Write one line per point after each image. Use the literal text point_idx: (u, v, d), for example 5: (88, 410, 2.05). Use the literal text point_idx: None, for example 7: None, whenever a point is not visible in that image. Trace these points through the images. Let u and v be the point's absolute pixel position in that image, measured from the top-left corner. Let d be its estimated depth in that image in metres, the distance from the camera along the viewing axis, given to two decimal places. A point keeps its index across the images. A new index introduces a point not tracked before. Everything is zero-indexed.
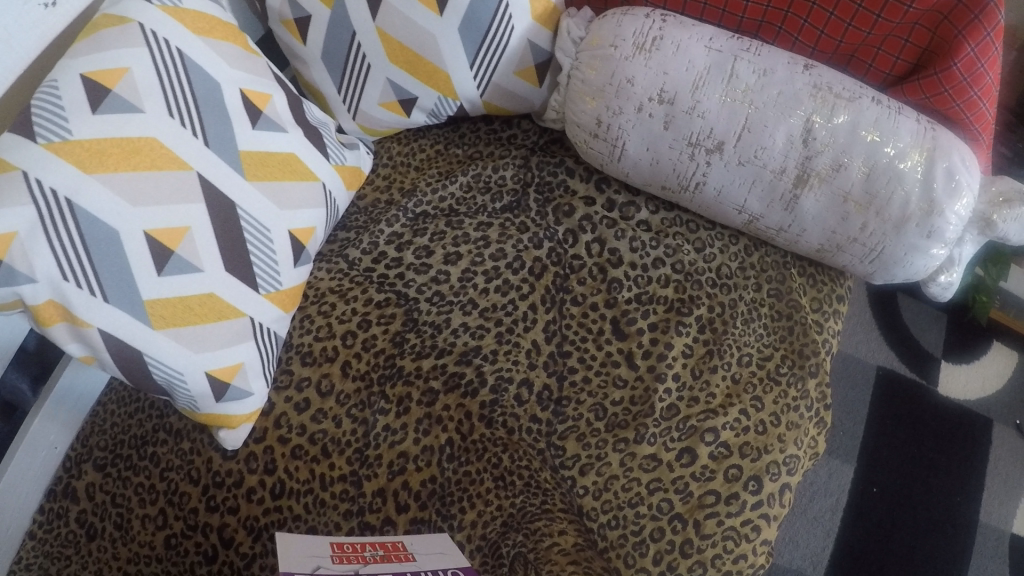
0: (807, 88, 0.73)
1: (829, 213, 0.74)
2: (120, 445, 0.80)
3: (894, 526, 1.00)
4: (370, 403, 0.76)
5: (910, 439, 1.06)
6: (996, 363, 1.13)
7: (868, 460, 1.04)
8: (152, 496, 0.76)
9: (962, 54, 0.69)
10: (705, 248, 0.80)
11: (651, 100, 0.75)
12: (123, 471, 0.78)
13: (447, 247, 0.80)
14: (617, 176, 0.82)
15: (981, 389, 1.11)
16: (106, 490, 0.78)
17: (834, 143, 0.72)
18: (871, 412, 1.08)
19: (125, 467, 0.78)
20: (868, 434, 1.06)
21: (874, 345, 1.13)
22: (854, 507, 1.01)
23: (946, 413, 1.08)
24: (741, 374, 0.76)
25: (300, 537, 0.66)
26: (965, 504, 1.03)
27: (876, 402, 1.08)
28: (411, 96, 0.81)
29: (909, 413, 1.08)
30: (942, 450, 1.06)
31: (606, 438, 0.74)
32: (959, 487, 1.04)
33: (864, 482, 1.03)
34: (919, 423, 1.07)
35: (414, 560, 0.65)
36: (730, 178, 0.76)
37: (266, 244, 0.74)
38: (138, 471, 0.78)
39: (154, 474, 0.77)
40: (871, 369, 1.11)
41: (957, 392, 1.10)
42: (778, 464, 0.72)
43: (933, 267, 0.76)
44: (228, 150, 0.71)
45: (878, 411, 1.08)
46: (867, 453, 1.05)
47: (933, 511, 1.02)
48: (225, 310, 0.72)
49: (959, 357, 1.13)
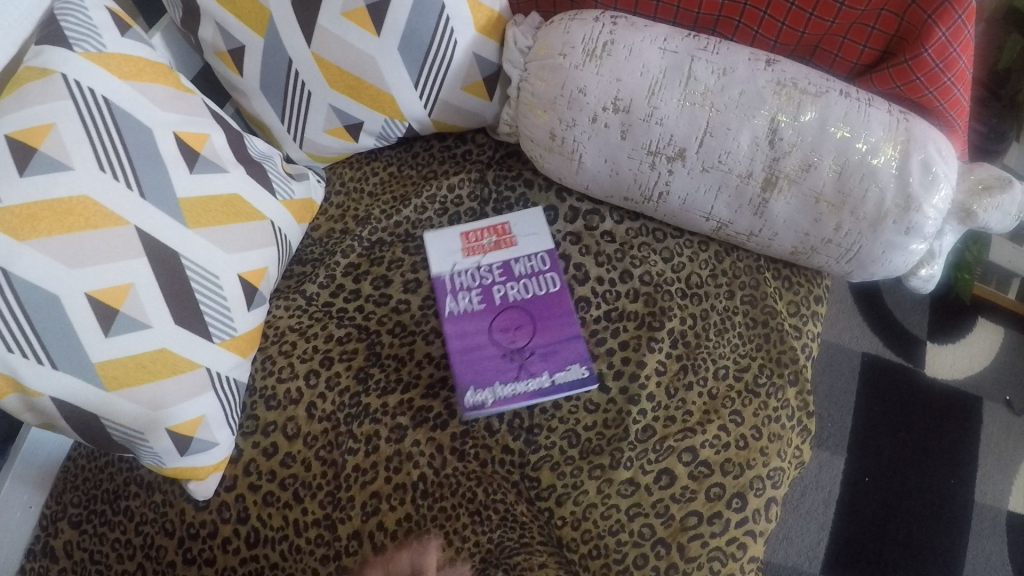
0: (771, 85, 0.69)
1: (800, 214, 0.71)
2: (94, 500, 0.79)
3: (889, 515, 1.00)
4: (339, 443, 0.74)
5: (901, 426, 1.05)
6: (982, 340, 1.12)
7: (858, 449, 1.04)
8: (129, 551, 0.75)
9: (933, 40, 0.65)
10: (673, 257, 0.79)
11: (605, 109, 0.72)
12: (99, 526, 0.77)
13: (405, 275, 0.81)
14: (576, 188, 0.81)
15: (969, 367, 1.10)
16: (84, 547, 0.77)
17: (802, 142, 0.68)
18: (859, 401, 1.07)
19: (100, 523, 0.77)
20: (857, 422, 1.06)
21: (857, 331, 1.13)
22: (846, 499, 1.01)
23: (936, 395, 1.08)
24: (718, 389, 0.74)
25: (438, 234, 0.82)
26: (960, 487, 1.02)
27: (863, 389, 1.08)
28: (356, 121, 0.80)
29: (897, 399, 1.07)
30: (933, 433, 1.05)
31: (581, 465, 0.72)
32: (953, 469, 1.03)
33: (856, 473, 1.02)
34: (908, 408, 1.07)
35: (516, 245, 0.80)
36: (693, 186, 0.73)
37: (216, 292, 0.71)
38: (113, 526, 0.77)
39: (129, 528, 0.76)
40: (856, 358, 1.10)
41: (946, 371, 1.09)
42: (762, 479, 0.70)
43: (914, 260, 0.72)
44: (166, 197, 0.68)
45: (865, 399, 1.07)
46: (857, 442, 1.04)
47: (927, 496, 1.01)
48: (180, 364, 0.69)
49: (944, 335, 1.12)
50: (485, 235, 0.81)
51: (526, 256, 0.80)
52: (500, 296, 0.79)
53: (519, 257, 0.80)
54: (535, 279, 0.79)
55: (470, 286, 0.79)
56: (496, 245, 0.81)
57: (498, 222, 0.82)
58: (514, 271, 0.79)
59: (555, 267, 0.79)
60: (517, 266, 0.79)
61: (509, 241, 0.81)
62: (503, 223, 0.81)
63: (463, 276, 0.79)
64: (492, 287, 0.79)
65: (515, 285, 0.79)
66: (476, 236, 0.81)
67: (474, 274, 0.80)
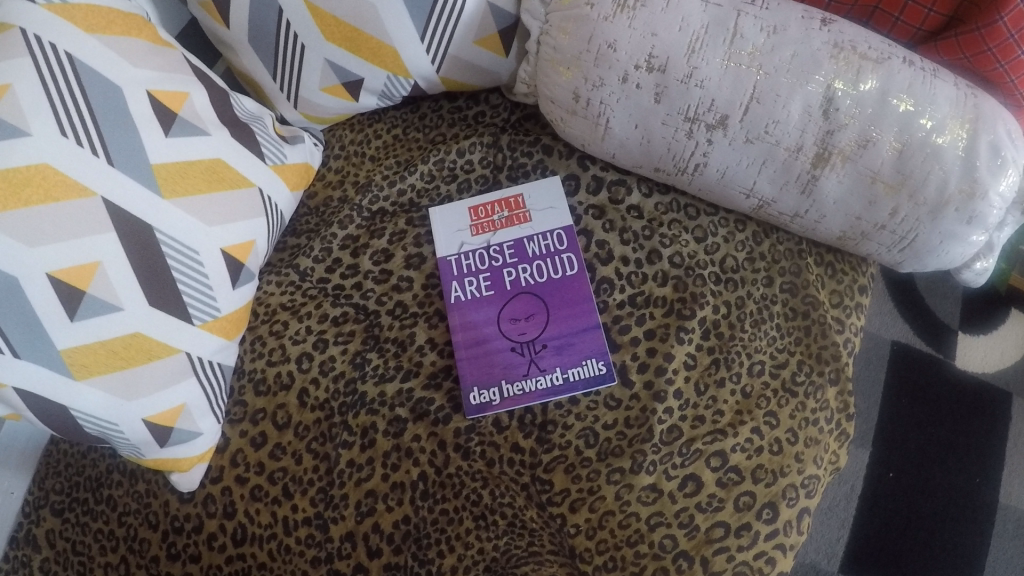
0: (827, 47, 0.60)
1: (854, 195, 0.62)
2: (76, 487, 0.74)
3: (912, 512, 0.93)
4: (332, 435, 0.68)
5: (928, 418, 0.97)
6: (1016, 333, 1.01)
7: (884, 442, 0.97)
8: (112, 543, 0.71)
9: (1011, 6, 0.56)
10: (707, 237, 0.71)
11: (638, 68, 0.63)
12: (82, 516, 0.72)
13: (408, 250, 0.74)
14: (602, 157, 0.73)
15: (1000, 360, 1.00)
16: (67, 536, 0.72)
17: (860, 114, 0.59)
18: (886, 392, 0.99)
19: (83, 512, 0.73)
20: (882, 414, 0.98)
21: (889, 317, 1.04)
22: (869, 494, 0.94)
23: (967, 388, 0.99)
24: (752, 387, 0.66)
25: (442, 208, 0.75)
26: (985, 487, 0.94)
27: (891, 379, 1.00)
28: (355, 78, 0.72)
29: (928, 392, 0.99)
30: (961, 426, 0.97)
31: (597, 468, 0.65)
32: (980, 468, 0.95)
33: (880, 467, 0.95)
34: (937, 399, 0.98)
35: (530, 221, 0.73)
36: (735, 158, 0.65)
37: (196, 269, 0.65)
38: (96, 516, 0.72)
39: (112, 519, 0.72)
40: (885, 344, 1.02)
41: (976, 364, 1.00)
42: (796, 488, 0.63)
43: (969, 254, 0.64)
44: (135, 164, 0.61)
45: (893, 390, 0.99)
46: (883, 435, 0.97)
47: (951, 494, 0.94)
48: (156, 350, 0.63)
49: (978, 326, 1.02)
50: (496, 208, 0.74)
51: (542, 232, 0.73)
52: (510, 280, 0.72)
53: (534, 234, 0.73)
54: (550, 260, 0.72)
55: (478, 269, 0.72)
56: (508, 220, 0.74)
57: (510, 195, 0.74)
58: (527, 253, 0.72)
59: (572, 246, 0.72)
60: (530, 246, 0.72)
61: (522, 216, 0.73)
62: (516, 195, 0.74)
63: (470, 259, 0.72)
64: (502, 269, 0.72)
65: (529, 268, 0.72)
66: (486, 210, 0.74)
67: (483, 255, 0.73)
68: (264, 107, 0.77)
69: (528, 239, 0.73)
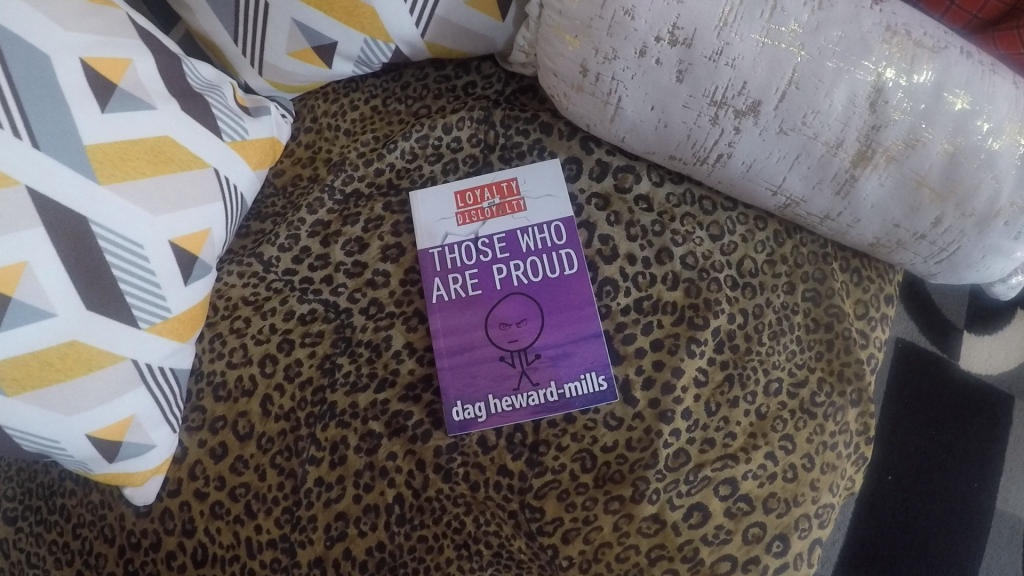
0: (878, 29, 0.53)
1: (894, 201, 0.56)
2: (28, 494, 0.67)
3: (909, 517, 0.88)
4: (298, 450, 0.61)
5: (930, 420, 0.91)
6: (1021, 334, 0.94)
7: (883, 443, 0.91)
8: (67, 557, 0.65)
9: None
10: (723, 235, 0.64)
11: (660, 40, 0.55)
12: (34, 526, 0.66)
13: (386, 239, 0.66)
14: (610, 140, 0.65)
15: (1004, 363, 0.93)
16: (20, 548, 0.66)
17: (912, 109, 0.52)
18: (887, 391, 0.93)
19: (35, 522, 0.66)
20: (883, 414, 0.92)
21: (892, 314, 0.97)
22: (866, 497, 0.89)
23: (968, 389, 0.92)
24: (768, 407, 0.60)
25: (425, 191, 0.66)
26: (983, 493, 0.88)
27: (894, 378, 0.93)
28: (328, 42, 0.63)
29: (931, 392, 0.92)
30: (963, 428, 0.91)
31: (595, 496, 0.58)
32: (978, 472, 0.89)
33: (878, 470, 0.90)
34: (940, 399, 0.92)
35: (525, 211, 0.65)
36: (764, 150, 0.58)
37: (141, 266, 0.57)
38: (49, 526, 0.66)
39: (66, 530, 0.66)
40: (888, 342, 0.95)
41: (978, 366, 0.93)
42: (809, 519, 0.57)
43: (1009, 270, 0.59)
44: (66, 145, 0.52)
45: (895, 389, 0.93)
46: (882, 436, 0.91)
47: (948, 499, 0.88)
48: (97, 359, 0.55)
49: (983, 324, 0.95)
50: (486, 194, 0.66)
51: (537, 224, 0.65)
52: (500, 278, 0.64)
53: (528, 226, 0.65)
54: (545, 256, 0.64)
55: (465, 265, 0.64)
56: (499, 208, 0.66)
57: (503, 179, 0.66)
58: (520, 247, 0.65)
59: (572, 241, 0.64)
60: (524, 240, 0.65)
61: (515, 204, 0.66)
62: (509, 179, 0.66)
63: (455, 252, 0.65)
64: (492, 265, 0.64)
65: (521, 265, 0.64)
66: (475, 195, 0.66)
67: (470, 248, 0.65)
68: (226, 74, 0.68)
69: (522, 232, 0.65)
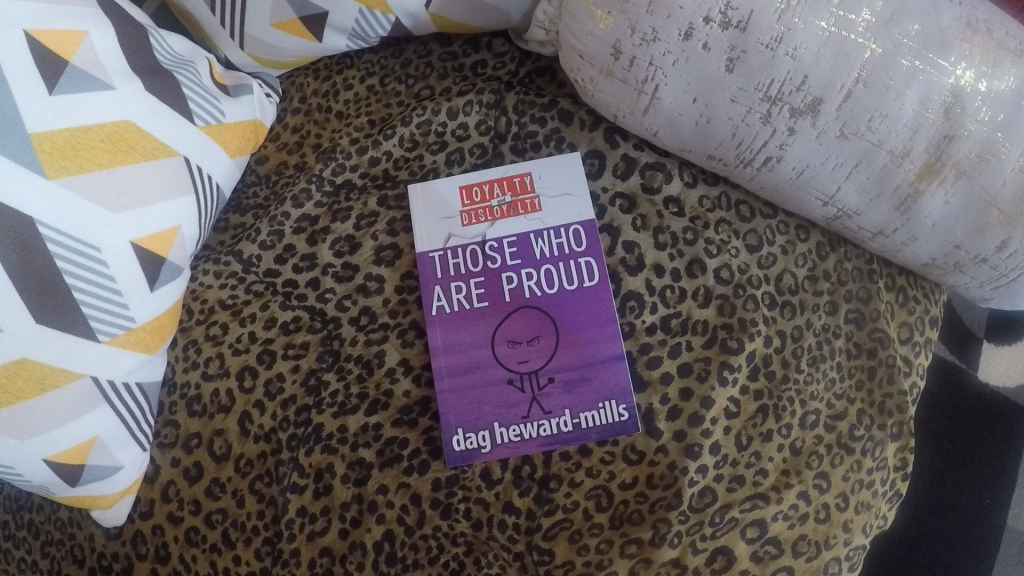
0: (957, 24, 0.45)
1: (959, 221, 0.49)
2: None
3: (921, 534, 0.81)
4: (279, 476, 0.54)
5: (948, 433, 0.83)
6: None
7: None
8: None
9: None
10: (761, 246, 0.57)
11: (709, 21, 0.47)
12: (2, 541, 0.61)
13: (381, 239, 0.59)
14: (640, 134, 0.57)
15: None
16: None
17: (990, 119, 0.46)
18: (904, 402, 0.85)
19: (3, 537, 0.61)
20: None
21: None
22: None
23: (984, 402, 0.84)
24: (803, 441, 0.53)
25: (427, 186, 0.59)
26: (995, 508, 0.81)
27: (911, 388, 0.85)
28: (317, 11, 0.55)
29: (948, 405, 0.84)
30: (982, 443, 0.83)
31: (610, 538, 0.51)
32: (993, 488, 0.81)
33: None
34: (960, 412, 0.84)
35: (540, 212, 0.58)
36: (819, 155, 0.50)
37: (99, 273, 0.49)
38: (17, 543, 0.60)
39: (35, 548, 0.60)
40: None
41: (999, 377, 0.85)
42: (840, 563, 0.51)
43: None
44: (7, 133, 0.44)
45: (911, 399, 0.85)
46: None
47: (961, 514, 0.81)
48: (52, 378, 0.48)
49: (1006, 333, 0.86)
50: (495, 190, 0.59)
51: (553, 228, 0.58)
52: (510, 289, 0.57)
53: (543, 229, 0.58)
54: (561, 265, 0.57)
55: (470, 272, 0.58)
56: (510, 207, 0.59)
57: (515, 173, 0.59)
58: (533, 254, 0.58)
59: (592, 249, 0.57)
60: (538, 245, 0.58)
61: (528, 204, 0.58)
62: (523, 174, 0.59)
63: (459, 258, 0.58)
64: (501, 273, 0.57)
65: (534, 274, 0.57)
66: (482, 191, 0.59)
67: (476, 253, 0.58)
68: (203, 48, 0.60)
69: (535, 234, 0.58)
